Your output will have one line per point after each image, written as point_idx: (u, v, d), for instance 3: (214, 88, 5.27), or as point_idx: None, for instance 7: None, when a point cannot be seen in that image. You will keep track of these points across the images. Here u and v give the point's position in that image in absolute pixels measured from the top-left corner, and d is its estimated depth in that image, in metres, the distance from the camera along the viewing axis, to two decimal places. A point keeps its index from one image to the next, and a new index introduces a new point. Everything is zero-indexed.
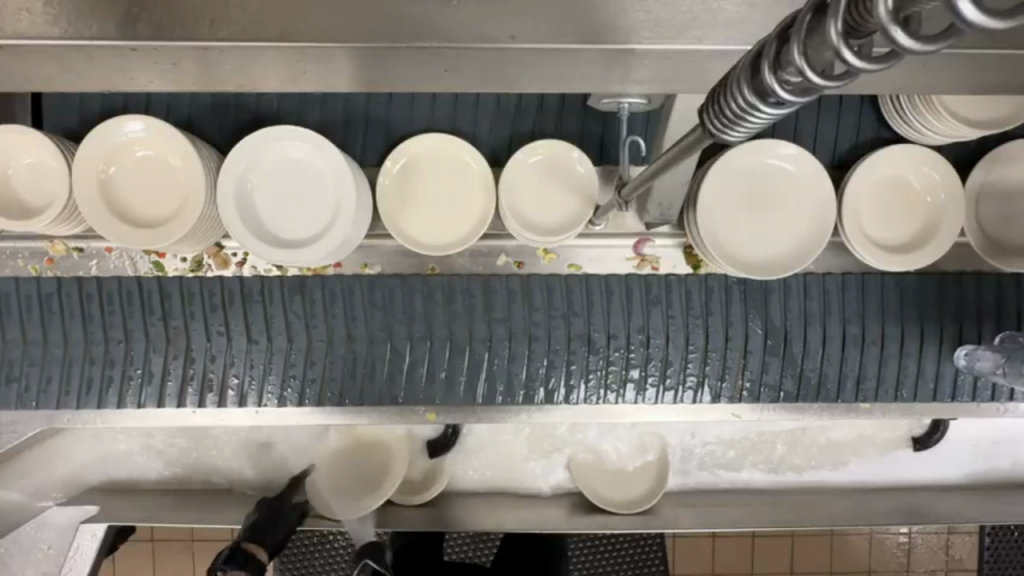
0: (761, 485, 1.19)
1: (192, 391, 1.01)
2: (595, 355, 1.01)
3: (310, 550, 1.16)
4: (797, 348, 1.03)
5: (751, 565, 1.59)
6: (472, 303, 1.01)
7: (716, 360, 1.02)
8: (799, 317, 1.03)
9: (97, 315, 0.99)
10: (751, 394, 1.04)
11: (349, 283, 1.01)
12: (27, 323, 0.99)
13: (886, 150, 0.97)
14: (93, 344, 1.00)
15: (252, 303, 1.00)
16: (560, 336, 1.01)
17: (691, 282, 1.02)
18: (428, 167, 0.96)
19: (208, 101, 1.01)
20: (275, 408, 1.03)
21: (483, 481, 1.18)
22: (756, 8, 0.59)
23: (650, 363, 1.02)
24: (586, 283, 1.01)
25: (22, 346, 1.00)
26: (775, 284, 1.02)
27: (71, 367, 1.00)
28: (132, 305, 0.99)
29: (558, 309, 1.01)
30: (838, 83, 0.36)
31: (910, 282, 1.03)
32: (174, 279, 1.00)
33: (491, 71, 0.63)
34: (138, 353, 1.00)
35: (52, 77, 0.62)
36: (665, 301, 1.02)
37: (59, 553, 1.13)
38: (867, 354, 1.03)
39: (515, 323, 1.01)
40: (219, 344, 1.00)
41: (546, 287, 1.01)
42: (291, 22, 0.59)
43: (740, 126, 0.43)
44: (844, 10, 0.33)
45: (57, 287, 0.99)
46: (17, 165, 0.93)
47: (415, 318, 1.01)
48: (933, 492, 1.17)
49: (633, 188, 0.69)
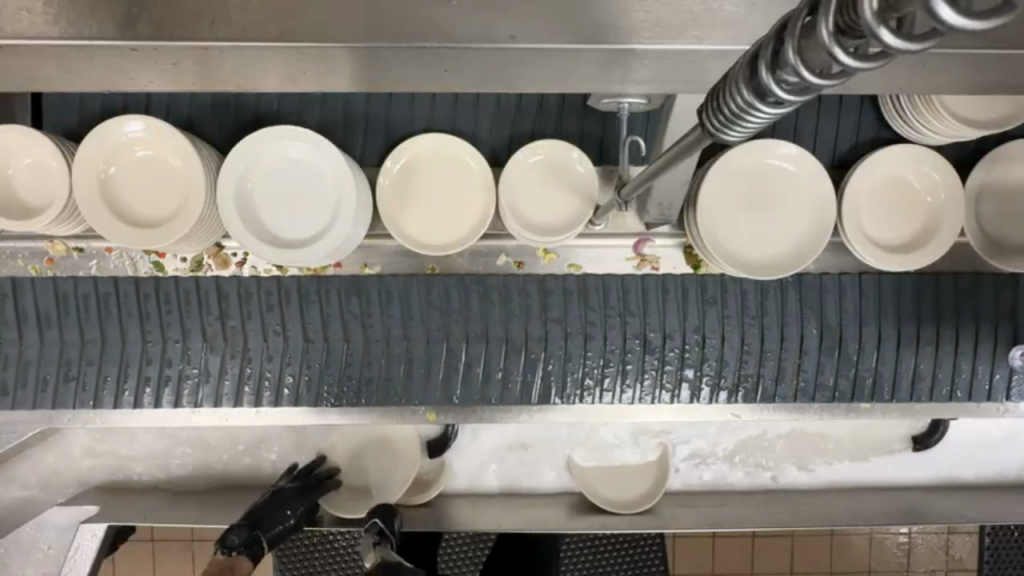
0: (762, 485, 1.19)
1: (249, 391, 1.01)
2: (651, 355, 1.02)
3: (310, 550, 1.16)
4: (852, 347, 1.03)
5: (751, 565, 1.59)
6: (528, 303, 1.01)
7: (773, 360, 1.03)
8: (854, 317, 1.03)
9: (155, 314, 1.00)
10: (807, 394, 1.04)
11: (407, 284, 1.01)
12: (85, 323, 1.00)
13: (886, 150, 0.98)
14: (151, 344, 1.00)
15: (310, 303, 1.00)
16: (616, 337, 1.01)
17: (747, 283, 1.02)
18: (429, 168, 0.96)
19: (207, 101, 1.01)
20: (282, 408, 1.02)
21: (482, 482, 1.18)
22: (756, 8, 0.59)
23: (706, 363, 1.02)
24: (641, 279, 1.02)
25: (81, 346, 1.00)
26: (829, 283, 1.03)
27: (129, 366, 1.01)
28: (190, 305, 1.00)
29: (614, 309, 1.01)
30: (835, 83, 0.36)
31: (945, 283, 1.04)
32: (231, 280, 1.00)
33: (491, 72, 0.63)
34: (195, 353, 1.01)
35: (51, 77, 0.62)
36: (720, 301, 1.02)
37: (59, 552, 1.13)
38: (922, 355, 1.04)
39: (572, 323, 1.01)
40: (278, 344, 1.01)
41: (602, 287, 1.01)
42: (292, 22, 0.59)
43: (739, 125, 0.43)
44: (835, 10, 0.33)
45: (114, 287, 0.99)
46: (17, 165, 0.93)
47: (472, 317, 1.01)
48: (932, 492, 1.17)
49: (633, 188, 0.69)
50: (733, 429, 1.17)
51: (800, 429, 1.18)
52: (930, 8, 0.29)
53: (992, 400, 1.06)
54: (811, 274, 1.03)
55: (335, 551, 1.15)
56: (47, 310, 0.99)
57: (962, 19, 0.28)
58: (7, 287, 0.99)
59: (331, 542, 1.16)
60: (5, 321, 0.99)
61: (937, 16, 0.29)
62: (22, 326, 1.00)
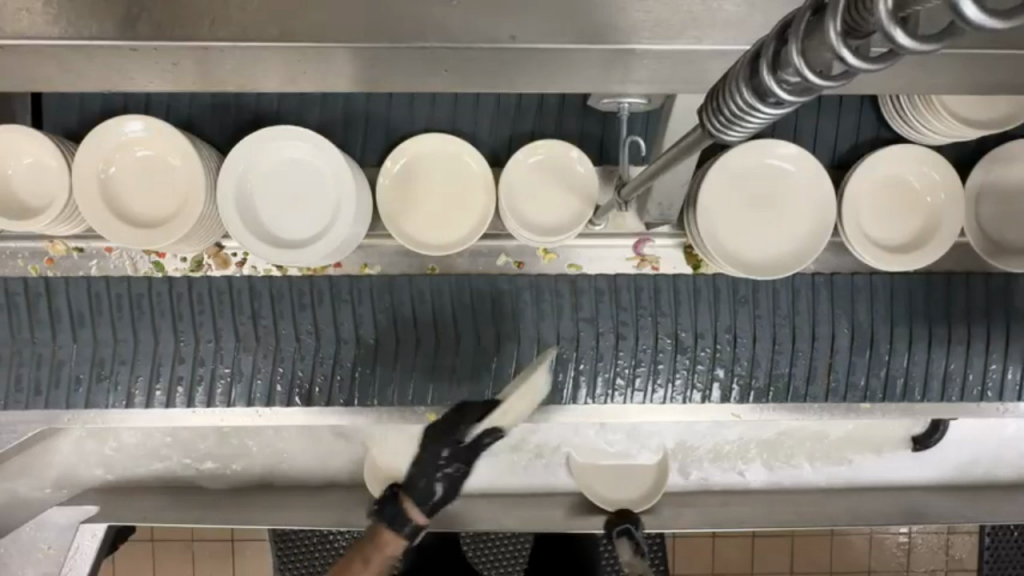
0: (762, 485, 1.19)
1: (281, 392, 1.03)
2: (682, 355, 1.02)
3: (311, 549, 1.18)
4: (883, 348, 1.03)
5: (751, 564, 1.59)
6: (560, 303, 1.02)
7: (804, 360, 1.03)
8: (885, 317, 1.03)
9: (188, 314, 1.00)
10: (837, 394, 1.04)
11: (438, 283, 1.01)
12: (118, 323, 1.00)
13: (886, 150, 0.97)
14: (183, 343, 1.01)
15: (342, 303, 1.01)
16: (647, 336, 1.02)
17: (779, 284, 1.02)
18: (429, 168, 0.96)
19: (207, 101, 1.01)
20: (282, 408, 1.04)
21: (482, 481, 1.18)
22: (756, 8, 0.59)
23: (738, 363, 1.03)
24: (674, 279, 1.02)
25: (114, 346, 1.00)
26: (861, 283, 1.03)
27: (161, 366, 1.01)
28: (223, 305, 1.00)
29: (645, 308, 1.02)
30: (837, 83, 0.36)
31: (963, 283, 1.03)
32: (264, 279, 1.00)
33: (492, 72, 0.63)
34: (228, 353, 1.01)
35: (52, 78, 0.62)
36: (752, 301, 1.02)
37: (59, 552, 1.11)
38: (953, 355, 1.04)
39: (603, 323, 1.02)
40: (311, 343, 1.01)
41: (634, 287, 1.02)
42: (292, 22, 0.59)
43: (738, 126, 0.43)
44: (844, 10, 0.33)
45: (148, 287, 1.00)
46: (17, 165, 0.93)
47: (505, 318, 1.02)
48: (932, 492, 1.17)
49: (633, 188, 0.69)
50: (735, 429, 1.17)
51: (801, 430, 1.18)
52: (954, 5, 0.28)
53: (992, 400, 1.06)
54: (844, 274, 1.03)
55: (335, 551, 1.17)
56: (80, 310, 1.00)
57: (985, 16, 0.28)
58: (41, 287, 1.00)
59: (331, 542, 1.17)
60: (39, 321, 1.00)
61: (963, 14, 0.28)
62: (56, 326, 1.00)
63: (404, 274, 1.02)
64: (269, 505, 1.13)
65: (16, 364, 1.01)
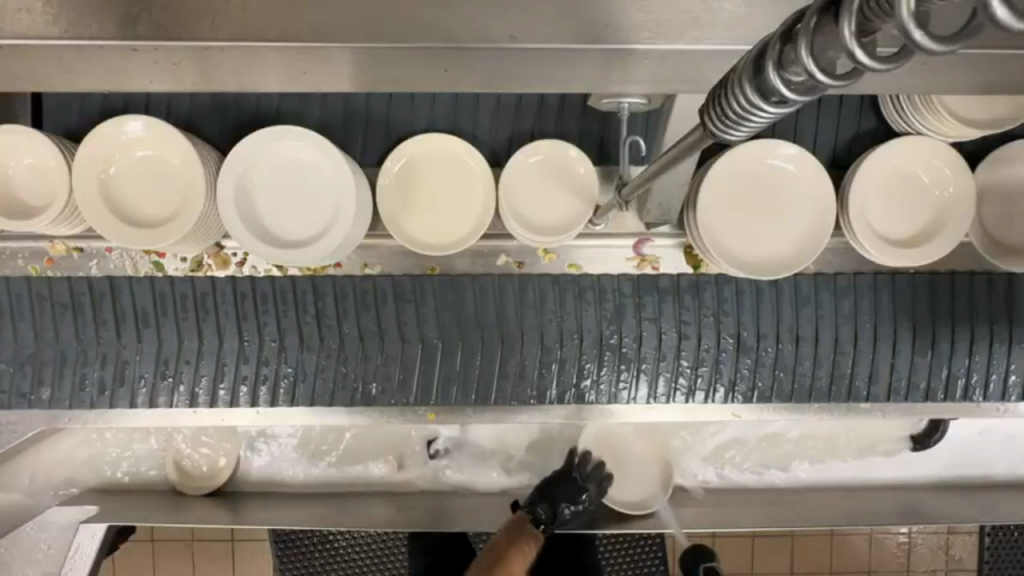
0: (762, 485, 1.19)
1: (343, 392, 1.02)
2: (745, 356, 1.02)
3: (310, 549, 1.18)
4: (945, 347, 1.03)
5: (751, 565, 1.58)
6: (623, 302, 1.01)
7: (867, 360, 1.03)
8: (946, 318, 1.03)
9: (252, 313, 1.00)
10: (899, 393, 1.04)
11: (501, 282, 1.01)
12: (183, 323, 1.00)
13: (891, 146, 0.96)
14: (248, 342, 1.00)
15: (404, 302, 1.00)
16: (710, 334, 1.01)
17: (840, 283, 1.02)
18: (430, 166, 0.96)
19: (207, 101, 1.01)
20: (280, 408, 1.04)
21: (483, 482, 1.17)
22: (756, 8, 0.59)
23: (801, 363, 1.02)
24: (737, 282, 1.01)
25: (179, 345, 1.00)
26: (923, 282, 1.03)
27: (225, 365, 1.01)
28: (287, 303, 1.00)
29: (709, 307, 1.01)
30: (843, 83, 0.36)
31: (1007, 282, 1.03)
32: (329, 280, 1.00)
33: (493, 73, 0.63)
34: (292, 353, 1.01)
35: (51, 77, 0.62)
36: (814, 301, 1.02)
37: (60, 553, 1.09)
38: (1014, 355, 1.03)
39: (665, 323, 1.01)
40: (373, 343, 1.01)
41: (696, 287, 1.01)
42: (293, 21, 0.59)
43: (742, 126, 0.43)
44: (859, 10, 0.32)
45: (212, 286, 0.99)
46: (17, 165, 0.93)
47: (568, 316, 1.01)
48: (934, 492, 1.17)
49: (633, 188, 0.69)
50: (742, 431, 1.18)
51: (802, 431, 1.18)
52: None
53: (993, 400, 1.06)
54: (904, 275, 1.03)
55: (335, 551, 1.17)
56: (145, 309, 1.00)
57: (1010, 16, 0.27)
58: (105, 287, 0.99)
59: (331, 542, 1.17)
60: (104, 320, 0.99)
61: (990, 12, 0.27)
62: (120, 326, 0.99)
63: (468, 274, 1.02)
64: (266, 507, 1.12)
65: (82, 365, 1.00)
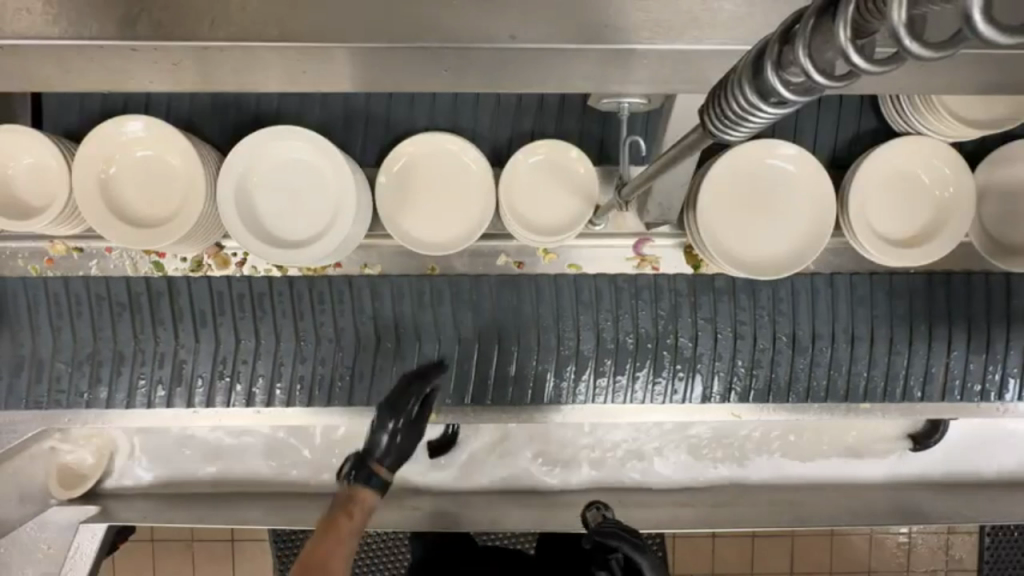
0: (762, 484, 1.19)
1: None
2: (800, 356, 1.04)
3: None
4: (1000, 347, 1.04)
5: (751, 565, 1.58)
6: (678, 302, 1.03)
7: (923, 361, 1.05)
8: (1002, 318, 1.04)
9: (309, 313, 1.02)
10: (953, 393, 1.06)
11: (559, 280, 1.02)
12: (241, 322, 1.02)
13: (892, 146, 0.96)
14: (305, 342, 1.03)
15: (464, 303, 1.02)
16: (765, 335, 1.03)
17: (895, 283, 1.03)
18: (430, 166, 0.96)
19: (207, 101, 1.01)
20: (284, 409, 1.05)
21: (484, 482, 1.17)
22: (756, 8, 0.59)
23: (856, 364, 1.04)
24: (790, 282, 1.03)
25: (237, 344, 1.02)
26: (977, 281, 1.04)
27: (281, 365, 1.03)
28: (343, 304, 1.02)
29: (764, 308, 1.03)
30: (840, 83, 0.36)
31: None
32: (386, 280, 1.02)
33: (493, 73, 0.63)
34: (348, 354, 1.03)
35: (50, 77, 0.62)
36: (869, 301, 1.03)
37: (60, 552, 1.09)
38: None
39: (721, 322, 1.03)
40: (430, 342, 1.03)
41: (752, 289, 1.03)
42: (292, 21, 0.59)
43: (741, 127, 0.43)
44: (855, 12, 0.32)
45: (269, 287, 1.01)
46: (17, 165, 0.93)
47: (624, 316, 1.03)
48: (936, 491, 1.17)
49: (633, 187, 0.69)
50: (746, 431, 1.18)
51: (806, 429, 1.18)
52: (965, 11, 0.28)
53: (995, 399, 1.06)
54: (958, 274, 1.04)
55: None
56: (203, 309, 1.02)
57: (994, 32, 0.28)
58: (163, 287, 1.01)
59: None
60: (161, 320, 1.02)
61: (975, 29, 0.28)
62: (178, 325, 1.02)
63: (495, 274, 1.03)
64: (265, 507, 1.13)
65: (139, 364, 1.03)
